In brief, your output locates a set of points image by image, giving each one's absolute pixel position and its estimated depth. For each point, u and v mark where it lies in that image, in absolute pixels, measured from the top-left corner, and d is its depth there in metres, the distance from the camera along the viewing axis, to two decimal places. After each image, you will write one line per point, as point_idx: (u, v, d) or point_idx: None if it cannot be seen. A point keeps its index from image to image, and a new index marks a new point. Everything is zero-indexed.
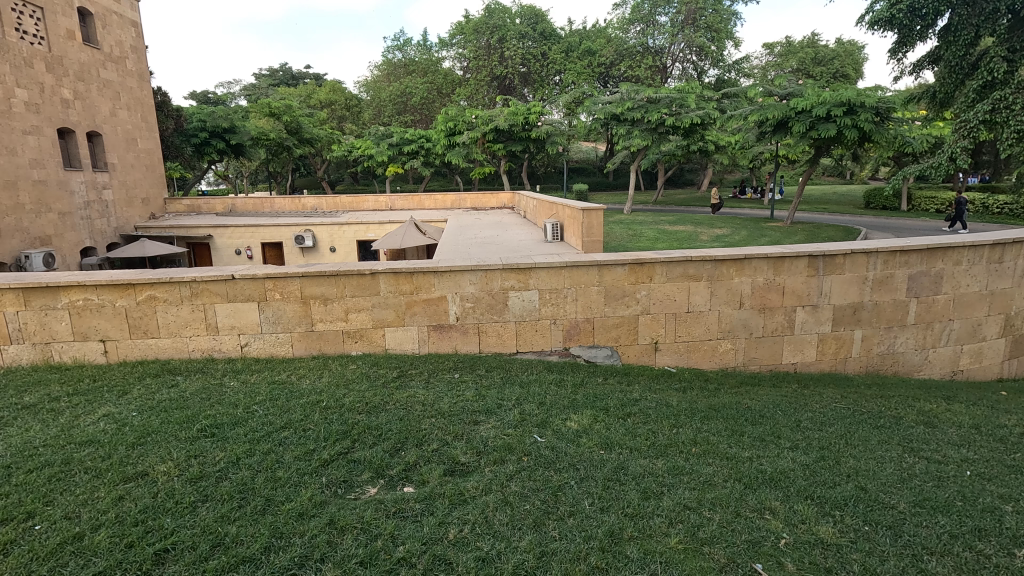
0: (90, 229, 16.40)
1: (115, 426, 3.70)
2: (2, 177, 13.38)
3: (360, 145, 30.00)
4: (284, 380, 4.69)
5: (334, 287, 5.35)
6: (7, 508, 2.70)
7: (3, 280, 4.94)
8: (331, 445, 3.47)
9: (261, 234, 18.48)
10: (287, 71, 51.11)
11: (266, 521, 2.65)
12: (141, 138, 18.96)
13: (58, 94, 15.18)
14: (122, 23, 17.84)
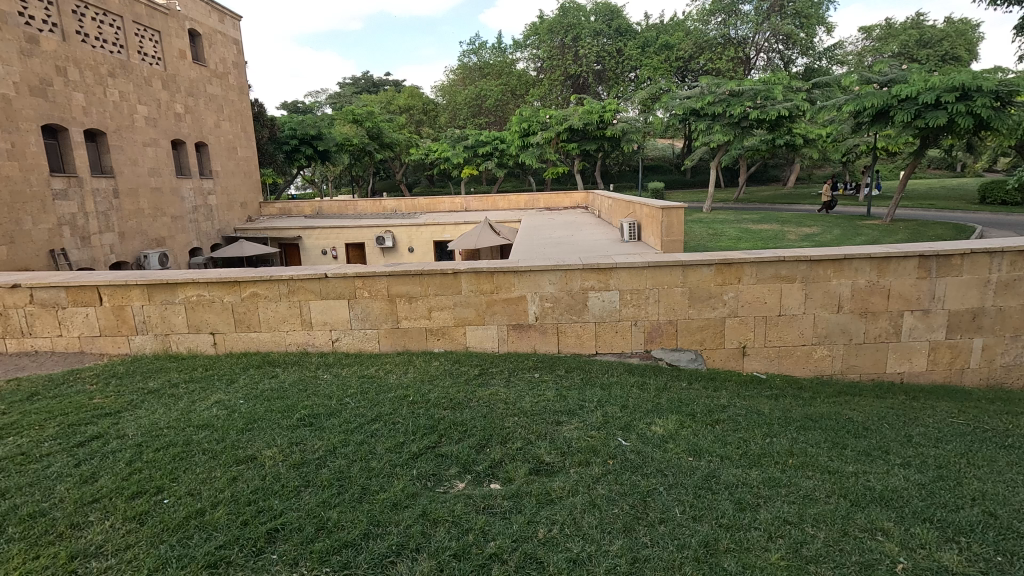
0: (197, 231, 17.96)
1: (226, 412, 4.02)
2: (126, 186, 14.92)
3: (437, 148, 30.84)
4: (373, 374, 4.90)
5: (418, 286, 5.54)
6: (141, 482, 3.00)
7: (130, 277, 5.49)
8: (419, 438, 3.58)
9: (346, 236, 19.48)
10: (368, 79, 53.63)
11: (364, 509, 2.78)
12: (240, 147, 20.51)
13: (172, 108, 16.75)
14: (225, 41, 19.39)
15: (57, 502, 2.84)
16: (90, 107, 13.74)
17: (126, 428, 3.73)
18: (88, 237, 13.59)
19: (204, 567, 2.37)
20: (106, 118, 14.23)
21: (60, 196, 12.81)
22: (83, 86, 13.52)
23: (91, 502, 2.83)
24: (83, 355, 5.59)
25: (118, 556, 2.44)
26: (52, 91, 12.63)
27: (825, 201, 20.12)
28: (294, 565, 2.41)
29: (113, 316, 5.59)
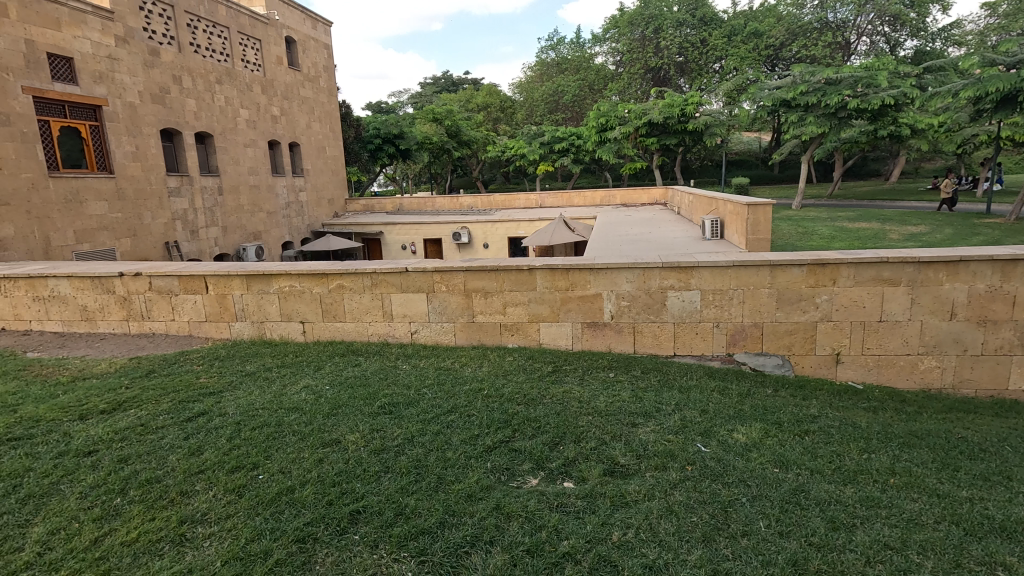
0: (289, 226, 19.18)
1: (314, 396, 4.26)
2: (229, 184, 16.19)
3: (513, 145, 31.05)
4: (449, 366, 5.02)
5: (494, 281, 5.60)
6: (240, 457, 3.25)
7: (231, 268, 5.95)
8: (493, 432, 3.62)
9: (424, 232, 20.10)
10: (448, 78, 54.90)
11: (440, 498, 2.85)
12: (329, 146, 21.65)
13: (270, 111, 17.97)
14: (318, 46, 20.53)
15: (169, 470, 3.13)
16: (200, 111, 15.02)
17: (228, 407, 4.06)
18: (196, 231, 14.88)
19: (294, 541, 2.53)
20: (213, 122, 15.50)
21: (174, 193, 14.12)
22: (194, 93, 14.80)
23: (197, 472, 3.10)
24: (192, 339, 6.14)
25: (219, 524, 2.65)
26: (169, 98, 13.92)
27: (948, 196, 18.13)
28: (374, 547, 2.51)
29: (216, 304, 6.09)
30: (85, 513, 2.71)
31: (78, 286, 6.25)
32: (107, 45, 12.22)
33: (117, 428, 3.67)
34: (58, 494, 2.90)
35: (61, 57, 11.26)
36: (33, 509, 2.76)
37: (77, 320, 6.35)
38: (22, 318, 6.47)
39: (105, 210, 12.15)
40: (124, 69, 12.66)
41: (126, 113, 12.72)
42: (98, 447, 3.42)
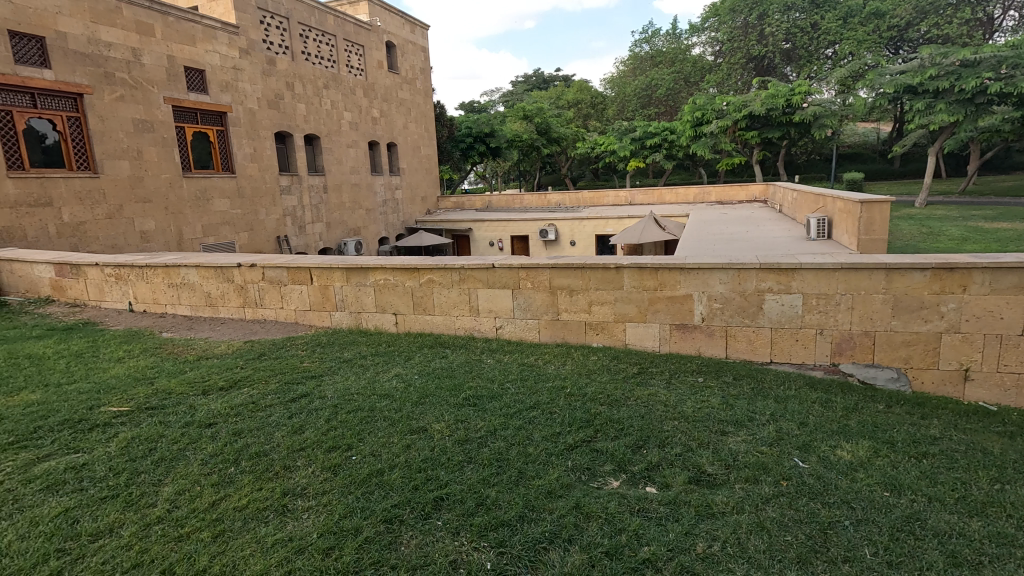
0: (386, 222, 20.17)
1: (403, 384, 4.47)
2: (332, 182, 17.33)
3: (604, 141, 30.58)
4: (532, 362, 5.07)
5: (580, 279, 5.56)
6: (336, 438, 3.48)
7: (333, 261, 6.36)
8: (575, 431, 3.60)
9: (512, 228, 20.38)
10: (539, 76, 55.21)
11: (520, 492, 2.89)
12: (423, 146, 22.51)
13: (371, 113, 18.99)
14: (415, 49, 21.40)
15: (276, 445, 3.42)
16: (310, 115, 16.19)
17: (327, 390, 4.36)
18: (303, 226, 16.07)
19: (382, 521, 2.66)
20: (320, 125, 16.65)
21: (285, 191, 15.35)
22: (305, 98, 15.98)
23: (298, 449, 3.36)
24: (297, 326, 6.65)
25: (316, 498, 2.85)
26: (283, 103, 15.13)
27: None
28: (456, 534, 2.59)
29: (319, 294, 6.55)
30: (204, 478, 3.03)
31: (203, 275, 6.97)
32: (232, 57, 13.52)
33: (233, 404, 4.06)
34: (183, 459, 3.27)
35: (195, 70, 12.63)
36: (164, 470, 3.13)
37: (202, 305, 7.10)
38: (159, 302, 7.33)
39: (227, 207, 13.47)
40: (246, 79, 13.93)
41: (246, 118, 14.00)
42: (217, 420, 3.80)
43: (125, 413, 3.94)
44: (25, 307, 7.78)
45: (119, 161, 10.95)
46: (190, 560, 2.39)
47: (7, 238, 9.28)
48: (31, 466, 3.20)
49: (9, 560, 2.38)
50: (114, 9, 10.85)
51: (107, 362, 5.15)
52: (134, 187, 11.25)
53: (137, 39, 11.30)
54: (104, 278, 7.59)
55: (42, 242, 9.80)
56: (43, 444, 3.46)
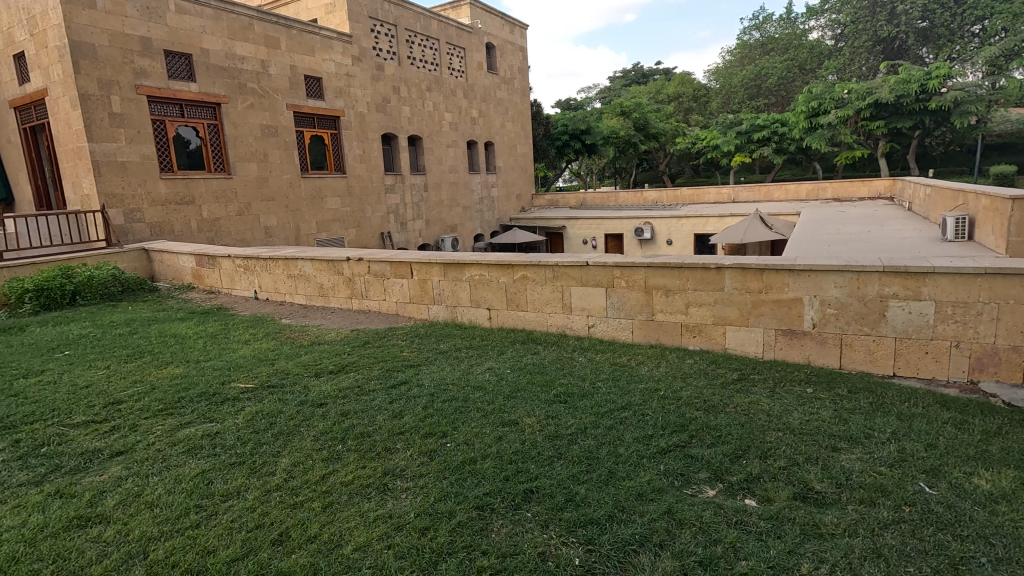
0: (481, 220, 20.68)
1: (496, 377, 4.59)
2: (432, 181, 18.05)
3: (706, 136, 29.22)
4: (625, 363, 4.97)
5: (677, 279, 5.37)
6: (432, 425, 3.64)
7: (432, 257, 6.63)
8: (668, 435, 3.49)
9: (606, 227, 20.13)
10: (639, 70, 53.90)
11: (610, 491, 2.86)
12: (519, 144, 22.79)
13: (470, 113, 19.54)
14: (514, 49, 21.72)
15: (378, 427, 3.65)
16: (413, 117, 16.96)
17: (424, 379, 4.58)
18: (405, 223, 16.89)
19: (474, 508, 2.76)
20: (423, 126, 17.40)
21: (390, 190, 16.23)
22: (409, 100, 16.77)
23: (398, 432, 3.56)
24: (398, 317, 7.02)
25: (414, 480, 3.01)
26: (390, 106, 16.00)
27: None
28: (545, 526, 2.63)
29: (418, 288, 6.86)
30: (316, 453, 3.30)
31: (317, 267, 7.57)
32: (346, 65, 14.49)
33: (340, 387, 4.39)
34: (299, 434, 3.58)
35: (313, 78, 13.69)
36: (283, 443, 3.44)
37: (315, 295, 7.70)
38: (279, 291, 8.05)
39: (338, 205, 14.50)
40: (357, 84, 14.88)
41: (357, 121, 14.96)
42: (327, 400, 4.13)
43: (250, 389, 4.39)
44: (171, 292, 8.89)
45: (248, 163, 12.16)
46: (304, 526, 2.61)
47: (158, 231, 10.66)
48: (176, 430, 3.67)
49: (160, 509, 2.74)
50: (247, 26, 12.04)
51: (236, 343, 5.77)
52: (259, 187, 12.44)
53: (265, 52, 12.45)
54: (235, 268, 8.48)
55: (185, 235, 11.14)
56: (185, 413, 3.95)
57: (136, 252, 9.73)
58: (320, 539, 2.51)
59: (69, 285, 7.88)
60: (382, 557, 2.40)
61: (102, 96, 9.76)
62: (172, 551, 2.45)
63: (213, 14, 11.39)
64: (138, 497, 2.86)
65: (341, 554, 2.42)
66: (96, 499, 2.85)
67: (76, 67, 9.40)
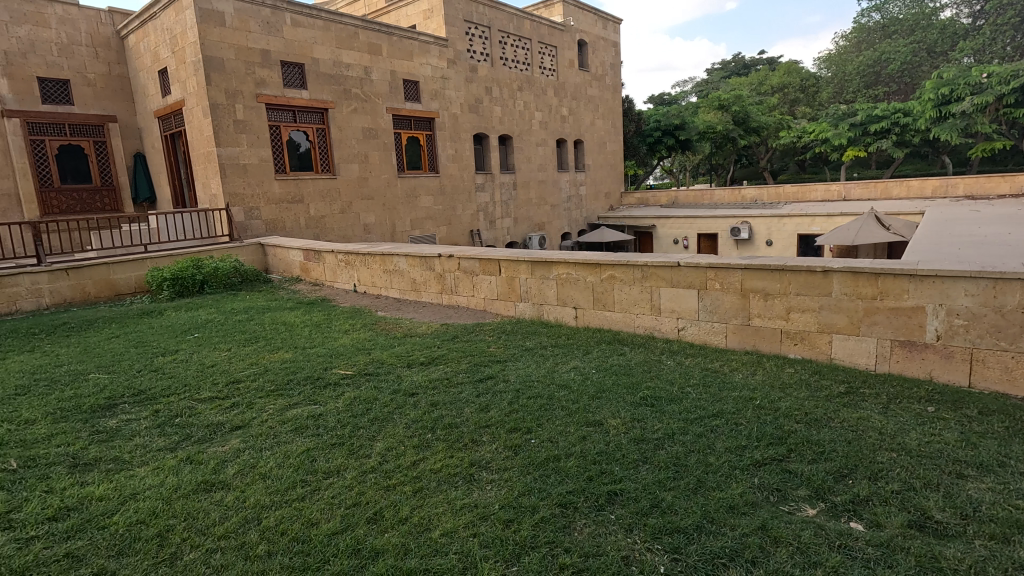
0: (569, 218, 20.60)
1: (580, 377, 4.57)
2: (521, 180, 18.24)
3: (814, 128, 27.16)
4: (717, 369, 4.76)
5: (778, 283, 5.06)
6: (517, 421, 3.70)
7: (520, 255, 6.72)
8: (764, 446, 3.31)
9: (699, 226, 19.34)
10: (740, 61, 51.16)
11: (698, 501, 2.76)
12: (609, 141, 22.43)
13: (560, 111, 19.53)
14: (606, 45, 21.41)
15: (466, 419, 3.77)
16: (504, 116, 17.24)
17: (510, 374, 4.67)
18: (494, 221, 17.21)
19: (557, 504, 2.77)
20: (513, 125, 17.62)
21: (480, 189, 16.61)
22: (501, 100, 17.06)
23: (485, 425, 3.65)
24: (486, 313, 7.17)
25: (499, 473, 3.08)
26: (482, 107, 16.36)
27: None
28: (629, 530, 2.58)
29: (506, 285, 6.98)
30: (408, 440, 3.47)
31: (411, 263, 7.92)
32: (442, 68, 15.01)
33: (431, 377, 4.59)
34: (392, 420, 3.78)
35: (411, 82, 14.31)
36: (377, 428, 3.66)
37: (409, 289, 8.07)
38: (376, 285, 8.52)
39: (431, 203, 15.07)
40: (452, 86, 15.36)
41: (450, 122, 15.45)
42: (418, 390, 4.32)
43: (350, 375, 4.71)
44: (282, 283, 9.70)
45: (351, 164, 12.96)
46: (396, 508, 2.76)
47: (272, 228, 11.65)
48: (285, 410, 4.01)
49: (271, 480, 3.02)
50: (353, 35, 12.82)
51: (337, 332, 6.19)
52: (360, 187, 13.21)
53: (368, 59, 13.19)
54: (337, 262, 9.09)
55: (295, 232, 12.08)
56: (293, 394, 4.31)
57: (253, 247, 10.70)
58: (411, 521, 2.64)
59: (199, 275, 8.83)
60: (468, 545, 2.48)
61: (229, 105, 10.83)
62: (281, 519, 2.68)
63: (323, 26, 12.25)
64: (253, 468, 3.16)
65: (429, 537, 2.54)
66: (219, 467, 3.19)
67: (208, 79, 10.49)
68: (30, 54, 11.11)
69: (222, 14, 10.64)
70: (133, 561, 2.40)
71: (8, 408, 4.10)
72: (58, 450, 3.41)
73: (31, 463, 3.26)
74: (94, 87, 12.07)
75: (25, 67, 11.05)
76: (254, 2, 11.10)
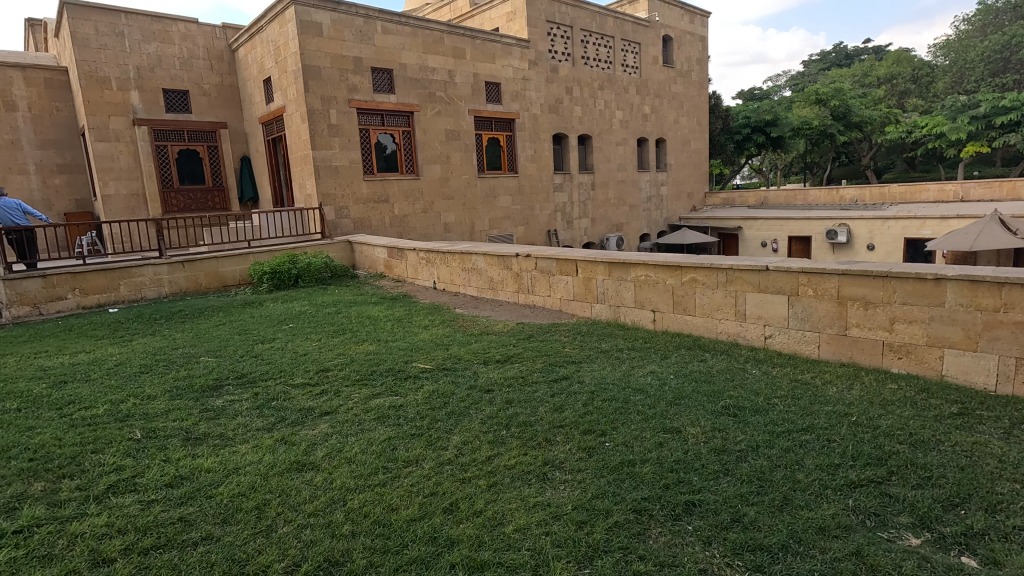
0: (649, 219, 20.09)
1: (658, 382, 4.44)
2: (600, 179, 18.02)
3: (927, 122, 24.79)
4: (808, 381, 4.46)
5: (880, 290, 4.67)
6: (592, 422, 3.67)
7: (597, 255, 6.65)
8: (861, 467, 3.07)
9: (790, 228, 18.24)
10: (841, 52, 47.76)
11: (785, 519, 2.60)
12: (694, 140, 21.65)
13: (642, 110, 19.10)
14: (693, 40, 20.69)
15: (540, 418, 3.79)
16: (585, 116, 17.11)
17: (584, 376, 4.63)
18: (571, 221, 17.13)
19: (632, 510, 2.72)
20: (593, 124, 17.44)
21: (558, 189, 16.59)
22: (582, 100, 16.95)
23: (559, 425, 3.66)
24: (562, 313, 7.16)
25: (572, 474, 3.07)
26: (563, 106, 16.33)
27: None
28: (708, 543, 2.49)
29: (583, 286, 6.92)
30: (483, 435, 3.54)
31: (489, 262, 8.06)
32: (523, 69, 15.15)
33: (506, 375, 4.65)
34: (469, 415, 3.87)
35: (493, 84, 14.54)
36: (454, 422, 3.76)
37: (486, 288, 8.21)
38: (454, 283, 8.75)
39: (510, 203, 15.27)
40: (532, 87, 15.46)
41: (530, 122, 15.55)
42: (494, 387, 4.39)
43: (428, 369, 4.87)
44: (368, 279, 10.20)
45: (433, 165, 13.38)
46: (471, 500, 2.83)
47: (360, 226, 12.27)
48: (369, 399, 4.23)
49: (356, 465, 3.19)
50: (438, 40, 13.23)
51: (417, 327, 6.41)
52: (441, 187, 13.61)
53: (452, 62, 13.55)
54: (419, 260, 9.42)
55: (380, 230, 12.66)
56: (376, 384, 4.53)
57: (343, 244, 11.35)
58: (485, 515, 2.70)
59: (294, 269, 9.46)
60: (540, 543, 2.49)
61: (324, 110, 11.52)
62: (364, 503, 2.82)
63: (411, 32, 12.74)
64: (340, 453, 3.35)
65: (503, 532, 2.58)
66: (309, 449, 3.40)
67: (306, 87, 11.22)
68: (157, 68, 12.43)
69: (320, 25, 11.35)
70: (234, 530, 2.62)
71: (134, 383, 4.63)
72: (174, 424, 3.80)
73: (152, 434, 3.65)
74: (208, 96, 13.25)
75: (153, 80, 12.38)
76: (348, 12, 11.75)
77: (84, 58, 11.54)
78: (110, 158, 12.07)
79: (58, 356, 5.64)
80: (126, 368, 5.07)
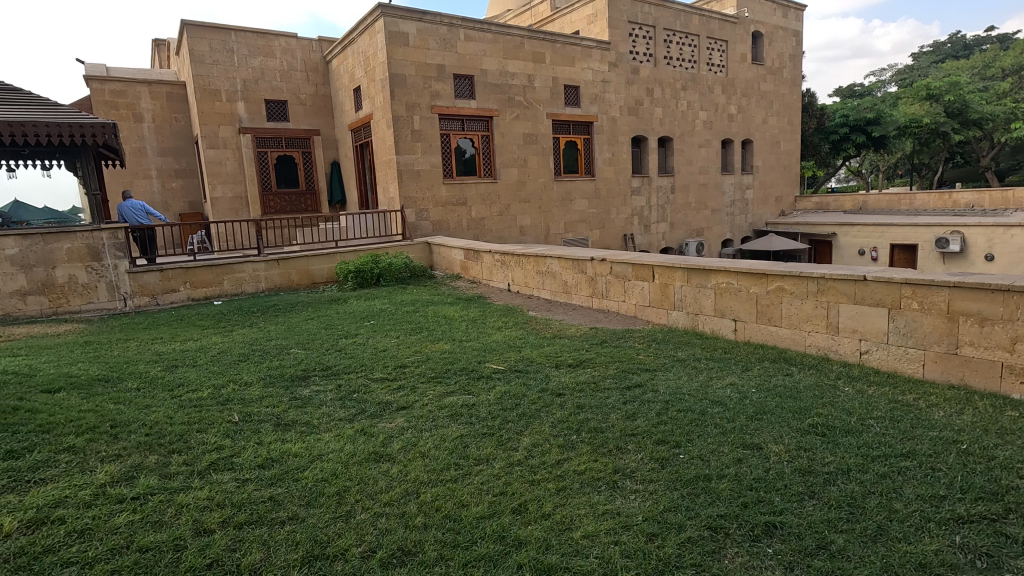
0: (732, 223, 19.20)
1: (738, 395, 4.23)
2: (681, 183, 17.46)
3: None
4: (910, 402, 4.08)
5: (999, 306, 4.19)
6: (666, 433, 3.56)
7: (676, 261, 6.45)
8: (971, 500, 2.77)
9: (892, 235, 16.88)
10: (959, 42, 43.51)
11: (879, 551, 2.41)
12: (784, 141, 20.48)
13: (728, 110, 18.31)
14: (785, 35, 19.60)
15: (611, 424, 3.74)
16: (666, 117, 16.66)
17: (659, 385, 4.50)
18: (648, 225, 16.72)
19: (706, 527, 2.62)
20: (674, 126, 16.93)
21: (636, 192, 16.25)
22: (663, 101, 16.51)
23: (631, 433, 3.58)
24: (637, 319, 7.01)
25: (644, 484, 2.99)
26: (643, 108, 15.99)
27: None
28: (788, 568, 2.36)
29: (660, 292, 6.74)
30: (554, 439, 3.54)
31: (563, 265, 8.04)
32: (603, 71, 15.00)
33: (578, 380, 4.62)
34: (540, 418, 3.88)
35: (572, 87, 14.50)
36: (525, 424, 3.79)
37: (560, 291, 8.19)
38: (529, 286, 8.79)
39: (586, 206, 15.16)
40: (612, 89, 15.25)
41: (609, 125, 15.34)
42: (565, 391, 4.38)
43: (501, 370, 4.95)
44: (445, 279, 10.52)
45: (510, 169, 13.57)
46: (540, 502, 2.84)
47: (439, 228, 12.66)
48: (443, 396, 4.35)
49: (429, 460, 3.29)
50: (519, 45, 13.39)
51: (491, 328, 6.52)
52: (518, 190, 13.75)
53: (532, 67, 13.65)
54: (493, 262, 9.58)
55: (458, 231, 12.98)
56: (450, 382, 4.66)
57: (422, 245, 11.76)
58: (554, 518, 2.70)
59: (376, 268, 9.91)
60: (609, 551, 2.46)
61: (408, 117, 11.99)
62: (436, 497, 2.91)
63: (493, 38, 12.98)
64: (414, 447, 3.47)
65: (570, 537, 2.57)
66: (386, 441, 3.56)
67: (392, 94, 11.73)
68: (261, 80, 13.47)
69: (406, 35, 11.83)
70: (317, 512, 2.79)
71: (234, 370, 5.07)
72: (266, 410, 4.10)
73: (247, 417, 3.96)
74: (304, 105, 14.18)
75: (256, 91, 13.43)
76: (433, 22, 12.15)
77: (199, 73, 12.70)
78: (219, 164, 13.20)
79: (171, 342, 6.26)
80: (228, 356, 5.55)
